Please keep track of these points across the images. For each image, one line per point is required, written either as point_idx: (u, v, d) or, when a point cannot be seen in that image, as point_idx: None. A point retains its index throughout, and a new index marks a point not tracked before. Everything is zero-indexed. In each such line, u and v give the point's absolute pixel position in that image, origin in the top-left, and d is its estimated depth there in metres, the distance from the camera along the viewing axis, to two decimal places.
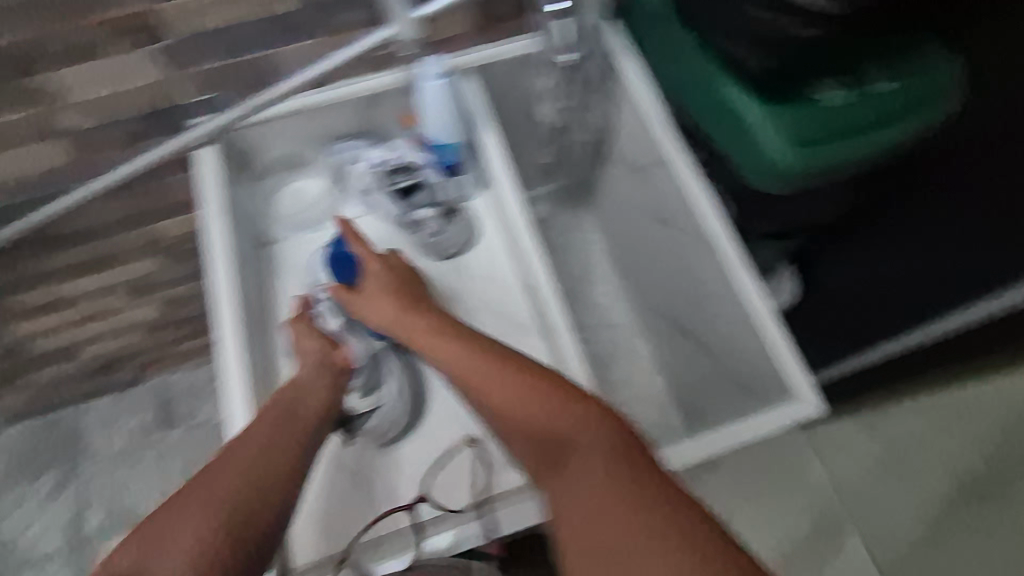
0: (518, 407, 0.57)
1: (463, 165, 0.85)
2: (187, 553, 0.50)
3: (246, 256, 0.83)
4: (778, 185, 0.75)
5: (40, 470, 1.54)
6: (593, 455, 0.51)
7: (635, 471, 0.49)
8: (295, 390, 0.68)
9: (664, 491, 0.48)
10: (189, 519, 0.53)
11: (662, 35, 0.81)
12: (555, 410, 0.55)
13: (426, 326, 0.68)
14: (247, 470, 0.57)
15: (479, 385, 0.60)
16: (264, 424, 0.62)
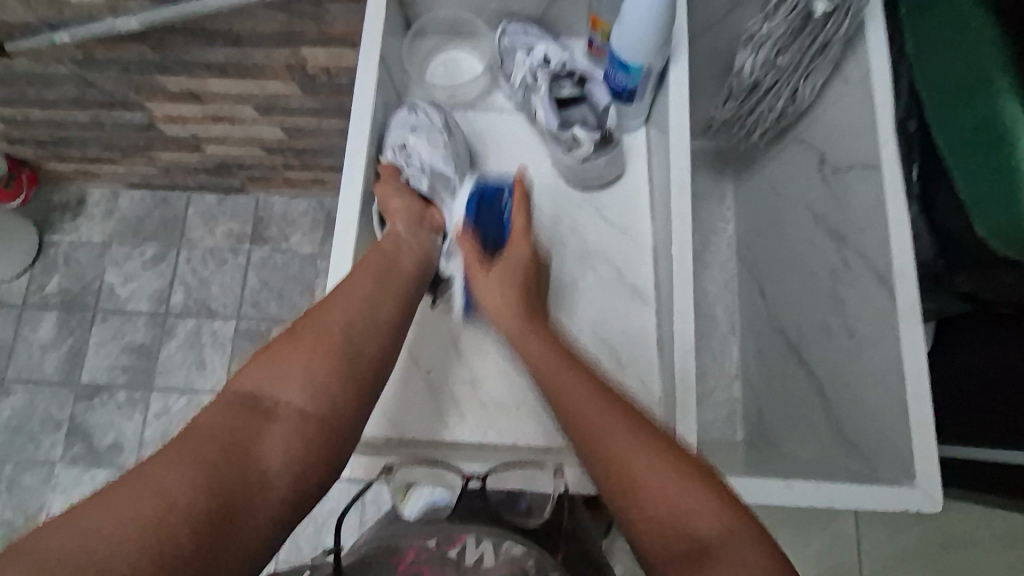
0: (563, 381, 0.55)
1: (636, 93, 0.73)
2: (295, 387, 0.53)
3: (384, 116, 0.78)
4: (1010, 251, 0.58)
5: (145, 239, 1.69)
6: (634, 440, 0.50)
7: (686, 468, 0.48)
8: (403, 256, 0.66)
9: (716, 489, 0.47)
10: (298, 358, 0.54)
11: (942, 8, 0.62)
12: (587, 396, 0.53)
13: (517, 258, 0.67)
14: (350, 323, 0.58)
15: (541, 361, 0.58)
16: (368, 282, 0.62)
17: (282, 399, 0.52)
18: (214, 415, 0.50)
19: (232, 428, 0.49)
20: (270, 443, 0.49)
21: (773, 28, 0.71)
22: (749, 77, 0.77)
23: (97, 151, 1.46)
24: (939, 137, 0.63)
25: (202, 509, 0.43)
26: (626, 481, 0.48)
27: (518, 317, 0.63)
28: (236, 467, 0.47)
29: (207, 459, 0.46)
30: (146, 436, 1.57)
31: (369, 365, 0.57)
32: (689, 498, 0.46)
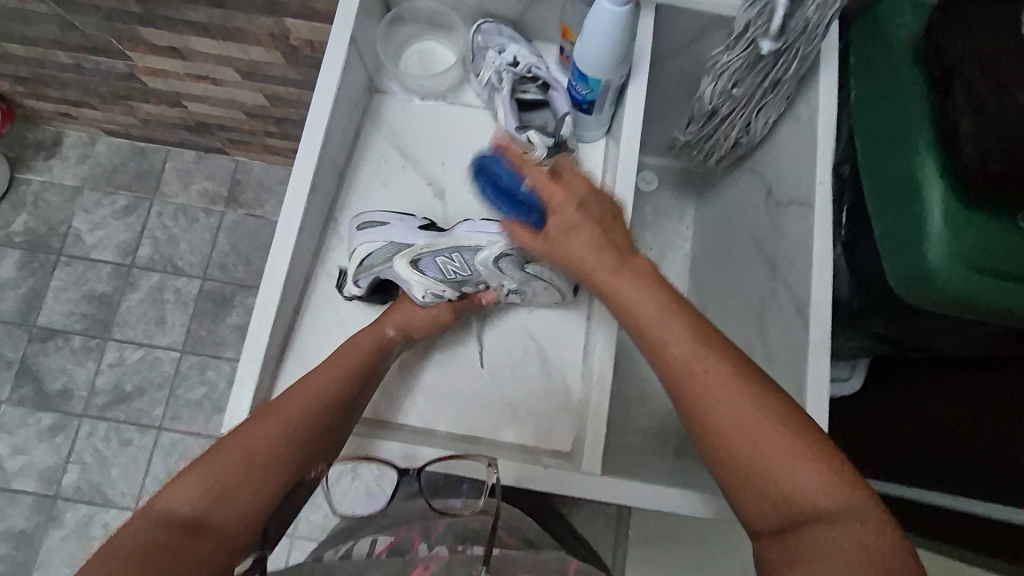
0: (649, 314, 0.54)
1: (595, 106, 0.75)
2: (251, 467, 0.52)
3: (351, 97, 0.79)
4: (913, 300, 0.62)
5: (118, 188, 1.68)
6: (730, 390, 0.50)
7: (761, 406, 0.49)
8: (362, 347, 0.68)
9: (817, 445, 0.48)
10: (243, 468, 0.52)
11: (882, 62, 0.67)
12: (683, 337, 0.52)
13: (570, 183, 0.58)
14: (309, 404, 0.59)
15: (618, 281, 0.55)
16: (331, 367, 0.64)
17: (242, 475, 0.52)
18: (177, 487, 0.50)
19: (196, 498, 0.50)
20: (224, 514, 0.50)
21: (731, 59, 0.73)
22: (708, 104, 0.80)
23: (76, 94, 1.45)
24: (867, 184, 0.66)
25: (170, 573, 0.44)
26: (676, 376, 0.52)
27: (593, 250, 0.56)
28: (194, 537, 0.47)
29: (169, 533, 0.47)
30: (96, 384, 1.57)
31: (317, 450, 0.58)
32: (783, 454, 0.47)
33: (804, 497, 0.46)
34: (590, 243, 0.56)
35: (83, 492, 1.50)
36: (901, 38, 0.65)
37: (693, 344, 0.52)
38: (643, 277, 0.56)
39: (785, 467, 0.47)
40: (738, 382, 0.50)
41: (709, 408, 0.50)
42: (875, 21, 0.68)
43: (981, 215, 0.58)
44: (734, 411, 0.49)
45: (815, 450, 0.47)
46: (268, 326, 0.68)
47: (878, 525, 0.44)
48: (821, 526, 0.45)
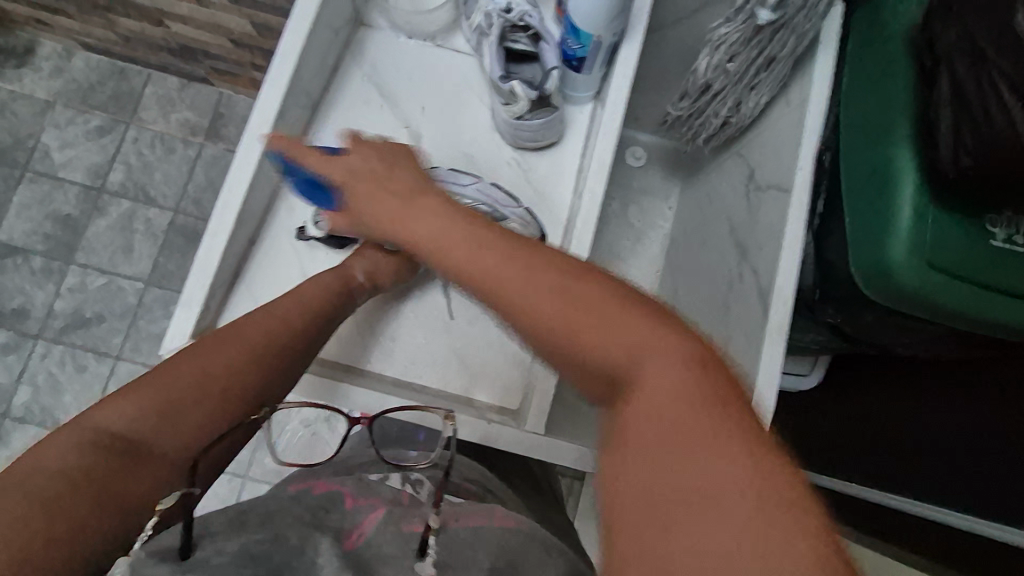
0: (457, 249, 0.46)
1: (585, 64, 0.73)
2: (205, 397, 0.51)
3: (333, 25, 0.76)
4: (871, 290, 0.63)
5: (92, 107, 1.61)
6: (618, 320, 0.39)
7: (589, 286, 0.40)
8: (325, 284, 0.66)
9: (725, 388, 0.37)
10: (189, 386, 0.51)
11: (877, 51, 0.66)
12: (520, 269, 0.42)
13: (362, 159, 0.64)
14: (269, 339, 0.58)
15: (443, 238, 0.49)
16: (291, 302, 0.62)
17: (193, 400, 0.51)
18: (115, 404, 0.48)
19: (139, 417, 0.48)
20: (169, 436, 0.48)
21: (729, 32, 0.72)
22: (701, 77, 0.78)
23: (52, 0, 1.37)
24: (843, 172, 0.66)
25: (111, 494, 0.43)
26: (478, 272, 0.44)
27: (398, 208, 0.56)
28: (136, 457, 0.46)
29: (106, 448, 0.45)
30: (54, 308, 1.53)
31: (274, 386, 0.57)
32: (658, 362, 0.37)
33: (682, 461, 0.34)
34: (427, 209, 0.53)
35: (32, 414, 1.48)
36: (897, 28, 0.64)
37: (519, 266, 0.42)
38: (499, 231, 0.46)
39: (662, 369, 0.37)
40: (576, 278, 0.41)
41: (586, 344, 0.39)
42: (877, 8, 0.67)
43: (946, 213, 0.59)
44: (545, 303, 0.40)
45: (634, 300, 0.39)
46: (222, 251, 0.66)
47: (750, 446, 0.34)
48: (637, 387, 0.37)
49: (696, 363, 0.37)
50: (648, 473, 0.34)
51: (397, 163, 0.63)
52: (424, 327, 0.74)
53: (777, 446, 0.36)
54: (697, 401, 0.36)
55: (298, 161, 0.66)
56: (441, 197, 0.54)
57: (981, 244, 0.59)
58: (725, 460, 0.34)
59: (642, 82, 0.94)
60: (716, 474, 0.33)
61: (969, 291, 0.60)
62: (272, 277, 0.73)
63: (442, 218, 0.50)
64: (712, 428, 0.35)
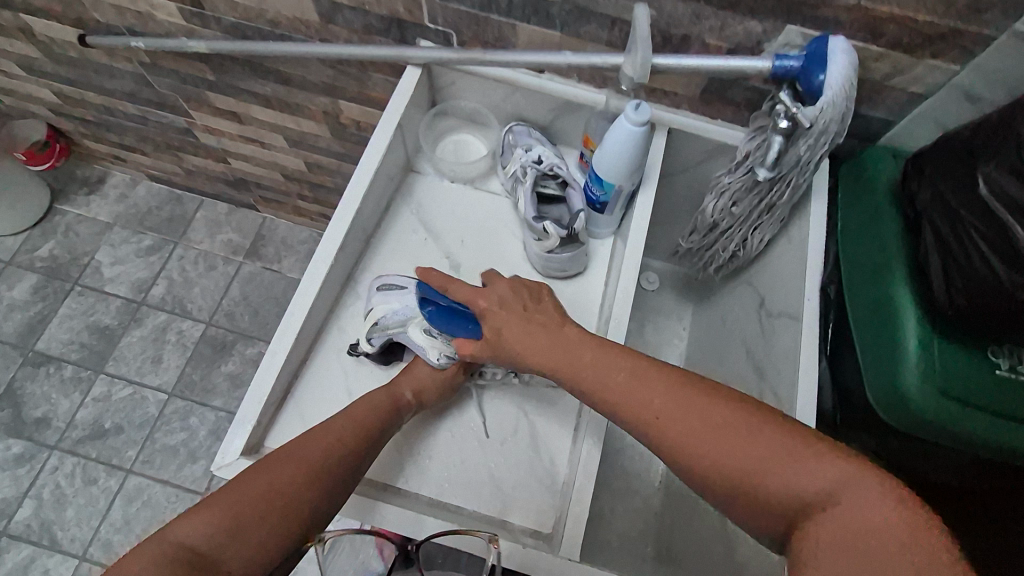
0: (604, 382, 0.59)
1: (607, 206, 0.83)
2: (269, 516, 0.56)
3: (388, 171, 0.88)
4: (888, 415, 0.67)
5: (147, 228, 1.76)
6: (657, 392, 0.56)
7: (719, 398, 0.55)
8: (377, 403, 0.70)
9: (818, 442, 0.51)
10: (258, 505, 0.56)
11: (866, 201, 0.75)
12: (628, 372, 0.58)
13: (505, 295, 0.68)
14: (329, 457, 0.62)
15: (566, 360, 0.61)
16: (348, 419, 0.67)
17: (260, 518, 0.56)
18: (194, 518, 0.54)
19: (212, 533, 0.53)
20: (236, 556, 0.53)
21: (732, 182, 0.82)
22: (709, 217, 0.87)
23: (132, 141, 1.57)
24: (849, 304, 0.73)
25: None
26: (665, 425, 0.55)
27: (515, 315, 0.65)
28: (208, 573, 0.52)
29: (182, 565, 0.51)
30: (76, 417, 1.55)
31: (328, 503, 0.61)
32: (853, 495, 0.48)
33: (866, 520, 0.47)
34: (532, 330, 0.64)
35: (33, 530, 1.43)
36: (882, 182, 0.75)
37: (607, 355, 0.60)
38: (616, 347, 0.61)
39: (794, 476, 0.50)
40: (695, 390, 0.56)
41: (669, 435, 0.54)
42: (861, 165, 0.78)
43: (949, 344, 0.64)
44: (754, 450, 0.52)
45: (784, 425, 0.53)
46: (278, 367, 0.71)
47: (891, 501, 0.47)
48: (827, 510, 0.48)
49: (848, 475, 0.49)
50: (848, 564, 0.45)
51: (532, 302, 0.67)
52: (461, 444, 0.77)
53: (872, 472, 0.49)
54: (857, 469, 0.49)
55: (439, 288, 0.71)
56: (573, 326, 0.64)
57: (988, 375, 0.63)
58: (801, 454, 0.51)
59: (655, 217, 1.05)
60: (849, 495, 0.48)
61: (986, 420, 0.63)
62: (319, 391, 0.78)
63: (539, 329, 0.64)
64: (819, 466, 0.50)
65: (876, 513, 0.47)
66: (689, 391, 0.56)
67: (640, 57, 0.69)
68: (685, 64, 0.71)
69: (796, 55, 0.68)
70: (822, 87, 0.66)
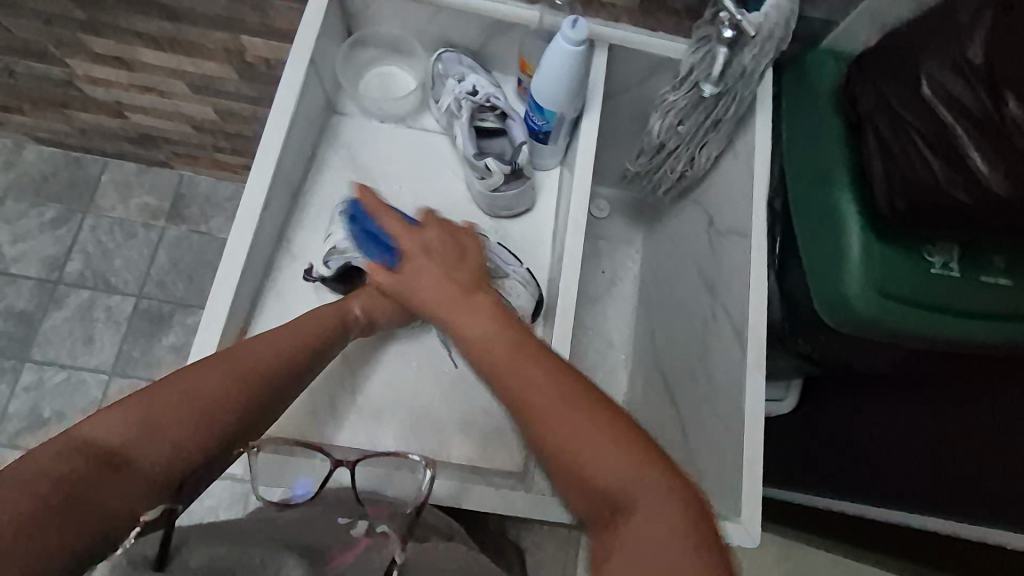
0: (505, 351, 0.51)
1: (550, 136, 0.78)
2: (194, 413, 0.52)
3: (308, 114, 0.79)
4: (833, 320, 0.68)
5: (46, 199, 1.58)
6: (521, 355, 0.51)
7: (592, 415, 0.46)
8: (324, 316, 0.69)
9: (647, 450, 0.45)
10: (183, 404, 0.51)
11: (810, 107, 0.74)
12: (555, 391, 0.47)
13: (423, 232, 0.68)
14: (260, 364, 0.59)
15: (459, 316, 0.57)
16: (281, 333, 0.64)
17: (182, 413, 0.51)
18: (99, 417, 0.48)
19: (124, 431, 0.48)
20: (153, 453, 0.48)
21: (677, 99, 0.79)
22: (657, 137, 0.84)
23: (2, 98, 1.36)
24: (796, 214, 0.73)
25: (93, 505, 0.42)
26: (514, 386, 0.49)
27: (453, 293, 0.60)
28: (121, 471, 0.46)
29: (93, 460, 0.45)
30: (9, 410, 1.44)
31: (261, 415, 0.57)
32: (639, 494, 0.43)
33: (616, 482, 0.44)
34: (432, 277, 0.63)
35: None
36: (824, 89, 0.73)
37: (530, 364, 0.50)
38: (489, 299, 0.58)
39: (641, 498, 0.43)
40: (594, 413, 0.46)
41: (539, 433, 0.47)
42: (803, 73, 0.76)
43: (890, 247, 0.64)
44: (574, 435, 0.45)
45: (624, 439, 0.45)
46: (215, 344, 0.66)
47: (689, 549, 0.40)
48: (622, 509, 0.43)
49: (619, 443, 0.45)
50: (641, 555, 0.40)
51: (456, 252, 0.66)
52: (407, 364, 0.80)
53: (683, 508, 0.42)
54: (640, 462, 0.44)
55: (366, 207, 0.72)
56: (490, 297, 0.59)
57: (924, 274, 0.64)
58: (672, 531, 0.41)
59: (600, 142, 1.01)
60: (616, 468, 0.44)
61: (921, 315, 0.65)
62: None
63: (501, 331, 0.53)
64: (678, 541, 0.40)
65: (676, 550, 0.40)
66: (607, 423, 0.46)
67: None
68: None
69: None
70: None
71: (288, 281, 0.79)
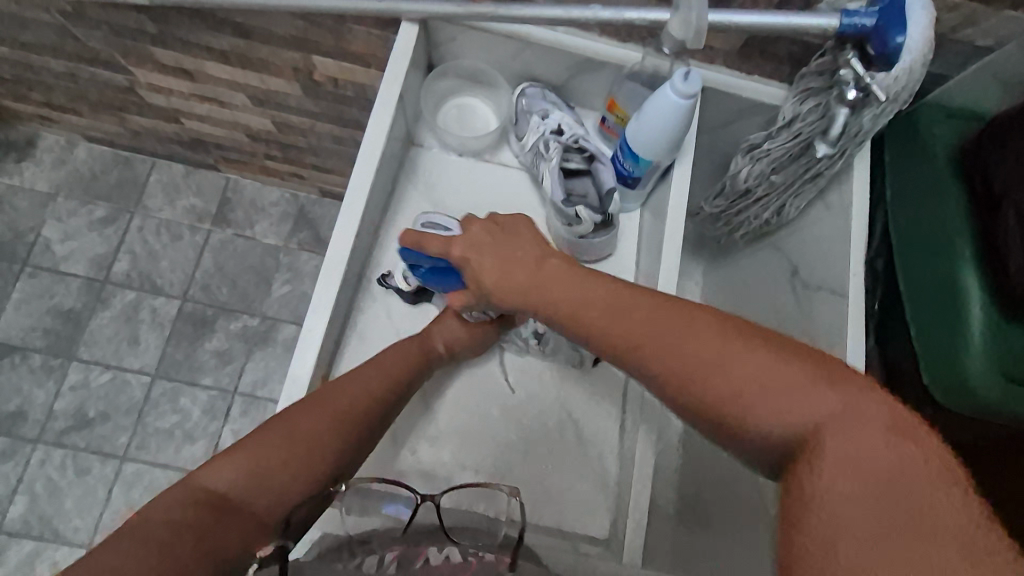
0: (667, 336, 0.48)
1: (639, 181, 0.75)
2: (292, 457, 0.55)
3: (391, 150, 0.77)
4: (942, 398, 0.65)
5: (96, 198, 1.58)
6: (697, 332, 0.47)
7: (777, 363, 0.44)
8: (409, 353, 0.67)
9: (877, 406, 0.42)
10: (281, 445, 0.55)
11: (922, 166, 0.70)
12: (745, 354, 0.45)
13: (473, 233, 0.63)
14: (352, 406, 0.60)
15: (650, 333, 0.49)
16: (370, 371, 0.64)
17: (283, 460, 0.54)
18: (224, 462, 0.52)
19: (235, 477, 0.52)
20: (261, 498, 0.52)
21: (772, 148, 0.74)
22: (742, 183, 0.79)
23: (62, 100, 1.36)
24: (902, 281, 0.69)
25: (219, 548, 0.47)
26: (687, 374, 0.46)
27: (576, 273, 0.55)
28: (231, 514, 0.50)
29: (208, 507, 0.49)
30: (55, 408, 1.45)
31: (356, 450, 0.60)
32: (858, 434, 0.40)
33: (856, 447, 0.40)
34: (563, 276, 0.55)
35: (30, 526, 1.38)
36: (940, 149, 0.69)
37: (691, 331, 0.47)
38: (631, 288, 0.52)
39: (855, 443, 0.40)
40: (770, 355, 0.45)
41: (733, 399, 0.44)
42: (912, 128, 0.72)
43: (1014, 329, 0.62)
44: (786, 391, 0.43)
45: (837, 383, 0.43)
46: (299, 392, 0.65)
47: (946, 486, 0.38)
48: (837, 446, 0.41)
49: (842, 400, 0.42)
50: (882, 511, 0.38)
51: (506, 234, 0.62)
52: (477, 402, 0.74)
53: (925, 444, 0.40)
54: (884, 428, 0.40)
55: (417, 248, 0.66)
56: (600, 276, 0.54)
57: None
58: (930, 482, 0.38)
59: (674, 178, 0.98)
60: (830, 416, 0.42)
61: None
62: None
63: (670, 315, 0.49)
64: (938, 484, 0.38)
65: (948, 513, 0.37)
66: (804, 375, 0.44)
67: (693, 15, 0.60)
68: (740, 21, 0.62)
69: (867, 10, 0.60)
70: (899, 50, 0.59)
71: (363, 320, 0.77)
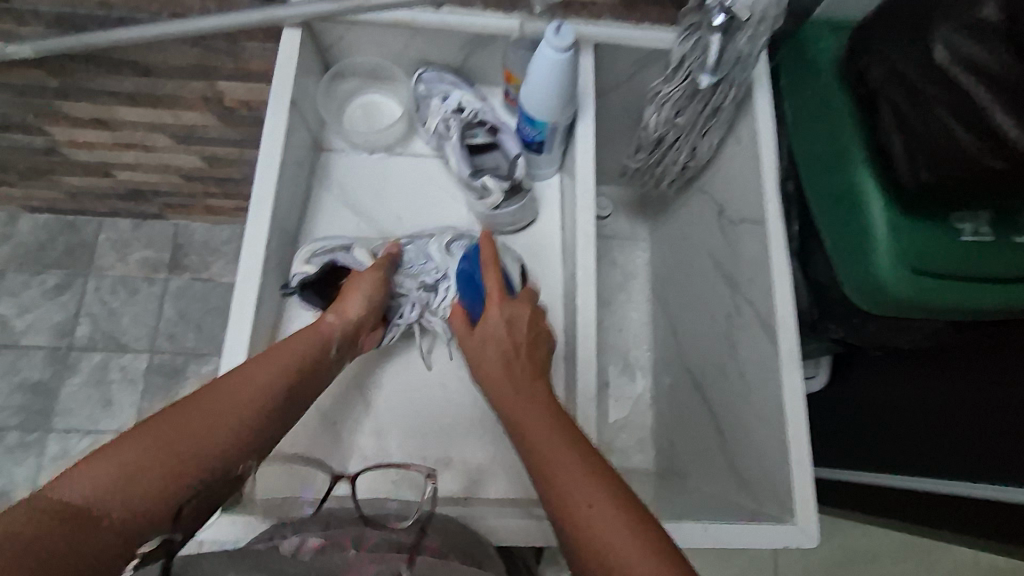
0: (493, 366, 0.60)
1: (545, 145, 0.75)
2: (167, 457, 0.43)
3: (296, 157, 0.77)
4: (866, 302, 0.66)
5: (47, 266, 1.57)
6: (526, 395, 0.55)
7: (562, 429, 0.51)
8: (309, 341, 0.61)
9: (591, 452, 0.49)
10: (158, 445, 0.44)
11: (812, 86, 0.72)
12: (524, 392, 0.56)
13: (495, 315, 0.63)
14: (242, 396, 0.51)
15: (476, 347, 0.63)
16: (272, 358, 0.56)
17: (159, 458, 0.43)
18: (76, 473, 0.40)
19: (99, 485, 0.40)
20: (127, 506, 0.39)
21: (670, 90, 0.75)
22: (653, 132, 0.80)
23: None
24: (811, 197, 0.72)
25: (58, 572, 0.34)
26: (504, 398, 0.56)
27: (471, 331, 0.64)
28: (82, 529, 0.37)
29: (54, 522, 0.36)
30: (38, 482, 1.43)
31: (260, 440, 0.51)
32: (555, 458, 0.48)
33: (555, 456, 0.49)
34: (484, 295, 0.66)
35: None
36: (825, 64, 0.71)
37: (509, 369, 0.59)
38: (513, 359, 0.60)
39: (551, 448, 0.49)
40: (556, 420, 0.52)
41: (502, 403, 0.56)
42: (801, 51, 0.74)
43: (917, 222, 0.62)
44: (544, 429, 0.51)
45: (557, 423, 0.52)
46: None
47: (602, 489, 0.46)
48: (562, 488, 0.47)
49: (577, 446, 0.50)
50: (557, 470, 0.48)
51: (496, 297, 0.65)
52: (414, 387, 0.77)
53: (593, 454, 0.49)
54: (578, 453, 0.49)
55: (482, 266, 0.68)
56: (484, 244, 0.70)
57: (955, 244, 0.62)
58: (608, 514, 0.44)
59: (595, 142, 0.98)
60: (555, 445, 0.50)
61: (955, 286, 0.62)
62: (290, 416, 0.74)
63: (507, 363, 0.59)
64: (579, 465, 0.48)
65: (607, 514, 0.44)
66: (536, 394, 0.56)
67: None
68: None
69: None
70: None
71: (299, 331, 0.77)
